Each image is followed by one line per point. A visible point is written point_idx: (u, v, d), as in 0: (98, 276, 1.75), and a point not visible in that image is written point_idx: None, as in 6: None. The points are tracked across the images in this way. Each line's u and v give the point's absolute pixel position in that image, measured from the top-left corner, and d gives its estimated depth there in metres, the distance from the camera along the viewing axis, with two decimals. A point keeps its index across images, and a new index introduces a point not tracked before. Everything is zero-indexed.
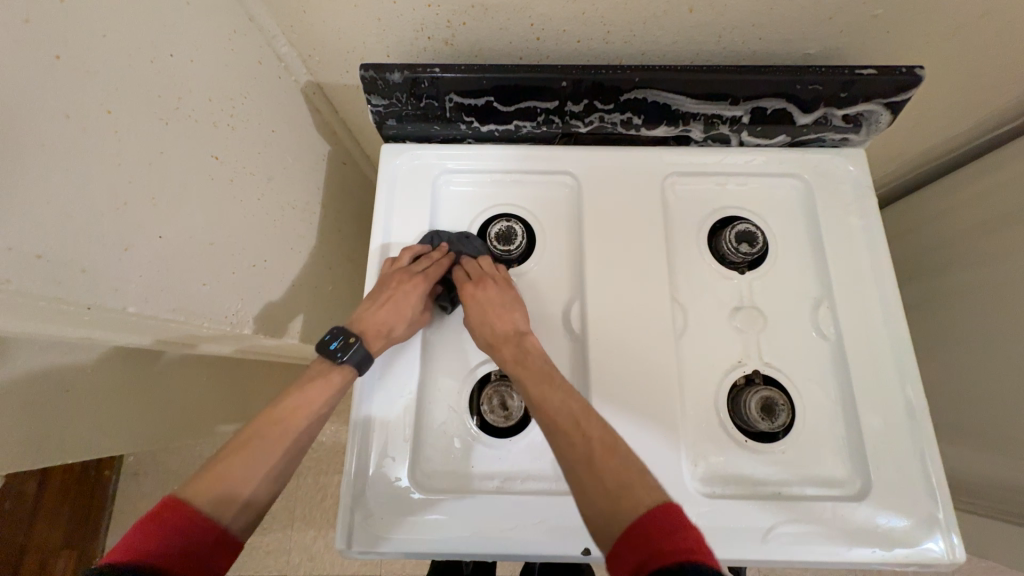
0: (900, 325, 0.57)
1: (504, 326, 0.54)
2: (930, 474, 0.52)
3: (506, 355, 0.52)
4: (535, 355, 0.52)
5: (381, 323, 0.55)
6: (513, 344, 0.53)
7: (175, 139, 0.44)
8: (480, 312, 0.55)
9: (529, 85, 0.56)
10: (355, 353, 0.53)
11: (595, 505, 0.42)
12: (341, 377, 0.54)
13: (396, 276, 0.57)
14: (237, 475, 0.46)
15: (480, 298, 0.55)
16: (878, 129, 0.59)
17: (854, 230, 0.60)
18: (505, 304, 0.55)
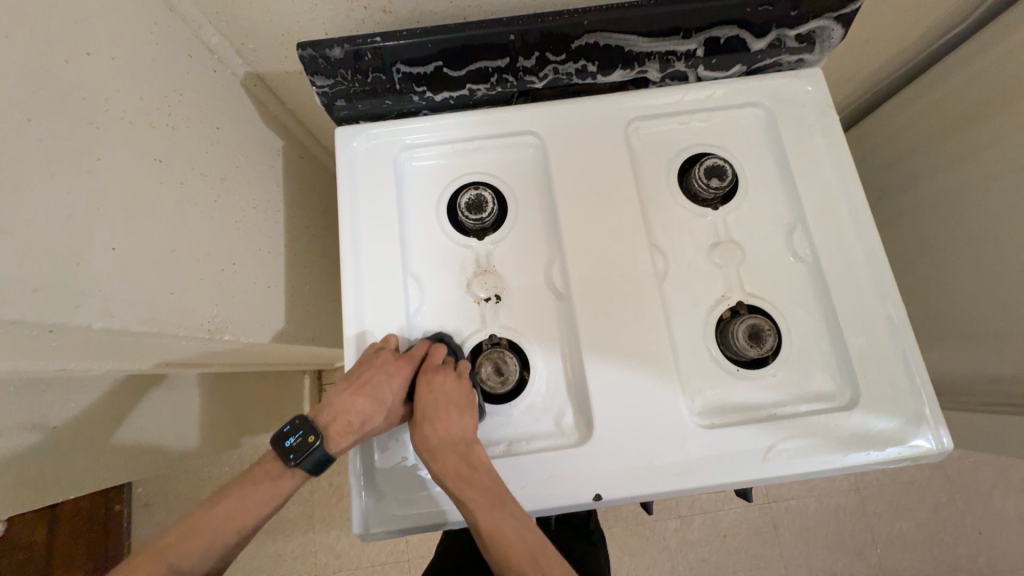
0: (873, 237, 0.58)
1: (450, 430, 0.52)
2: (914, 374, 0.54)
3: (448, 469, 0.50)
4: (483, 467, 0.50)
5: (349, 420, 0.52)
6: (459, 452, 0.51)
7: (111, 143, 0.42)
8: (428, 421, 0.52)
9: (477, 42, 0.54)
10: (313, 454, 0.52)
11: None
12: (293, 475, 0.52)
13: (378, 370, 0.53)
14: (186, 548, 0.49)
15: (428, 405, 0.52)
16: (831, 45, 0.59)
17: (819, 150, 0.60)
18: (455, 408, 0.52)
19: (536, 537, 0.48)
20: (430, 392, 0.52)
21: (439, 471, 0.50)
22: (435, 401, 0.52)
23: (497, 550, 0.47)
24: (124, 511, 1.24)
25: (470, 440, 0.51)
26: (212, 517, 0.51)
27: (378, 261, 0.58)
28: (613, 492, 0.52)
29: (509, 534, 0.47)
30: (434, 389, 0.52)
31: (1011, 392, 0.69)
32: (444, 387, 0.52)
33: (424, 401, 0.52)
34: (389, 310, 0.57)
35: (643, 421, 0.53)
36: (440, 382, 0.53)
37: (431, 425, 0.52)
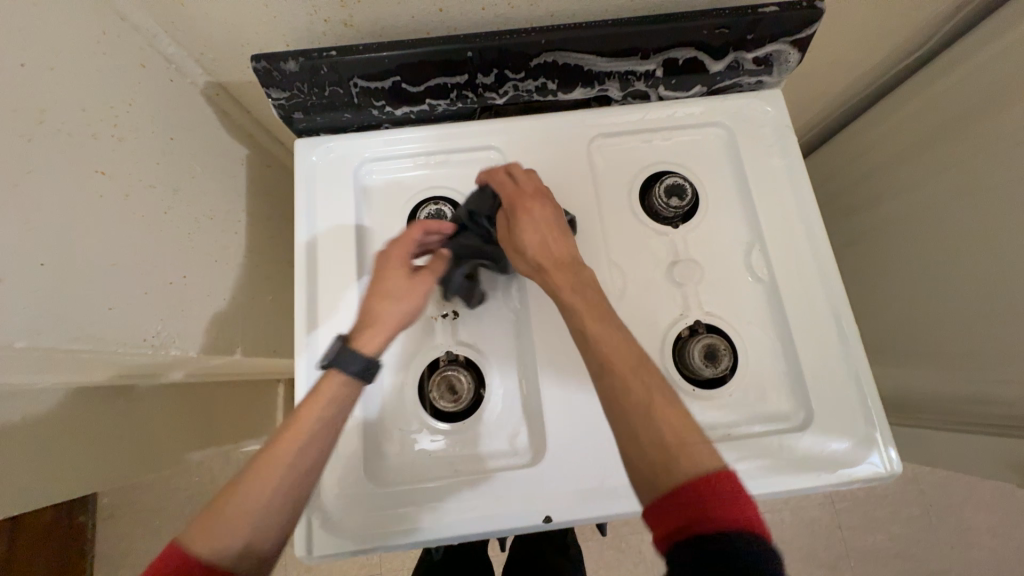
0: (828, 257, 0.58)
1: (556, 250, 0.50)
2: (864, 395, 0.55)
3: (559, 280, 0.48)
4: (590, 283, 0.48)
5: (370, 319, 0.49)
6: (570, 268, 0.49)
7: (47, 156, 0.41)
8: (535, 241, 0.50)
9: (434, 59, 0.54)
10: (352, 359, 0.46)
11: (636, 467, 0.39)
12: (326, 385, 0.45)
13: (381, 265, 0.51)
14: (234, 519, 0.40)
15: (529, 225, 0.50)
16: (789, 68, 0.60)
17: (778, 171, 0.61)
18: (557, 234, 0.50)
19: (662, 388, 0.41)
20: (531, 216, 0.51)
21: (561, 289, 0.47)
22: (537, 226, 0.50)
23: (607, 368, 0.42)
24: (87, 521, 1.21)
25: (577, 259, 0.50)
26: (263, 477, 0.41)
27: (335, 275, 0.58)
28: (563, 513, 0.51)
29: (609, 343, 0.43)
30: (535, 213, 0.51)
31: (966, 410, 0.70)
32: (544, 211, 0.51)
33: (524, 226, 0.50)
34: (344, 324, 0.57)
35: (597, 441, 0.53)
36: (538, 206, 0.51)
37: (533, 247, 0.50)
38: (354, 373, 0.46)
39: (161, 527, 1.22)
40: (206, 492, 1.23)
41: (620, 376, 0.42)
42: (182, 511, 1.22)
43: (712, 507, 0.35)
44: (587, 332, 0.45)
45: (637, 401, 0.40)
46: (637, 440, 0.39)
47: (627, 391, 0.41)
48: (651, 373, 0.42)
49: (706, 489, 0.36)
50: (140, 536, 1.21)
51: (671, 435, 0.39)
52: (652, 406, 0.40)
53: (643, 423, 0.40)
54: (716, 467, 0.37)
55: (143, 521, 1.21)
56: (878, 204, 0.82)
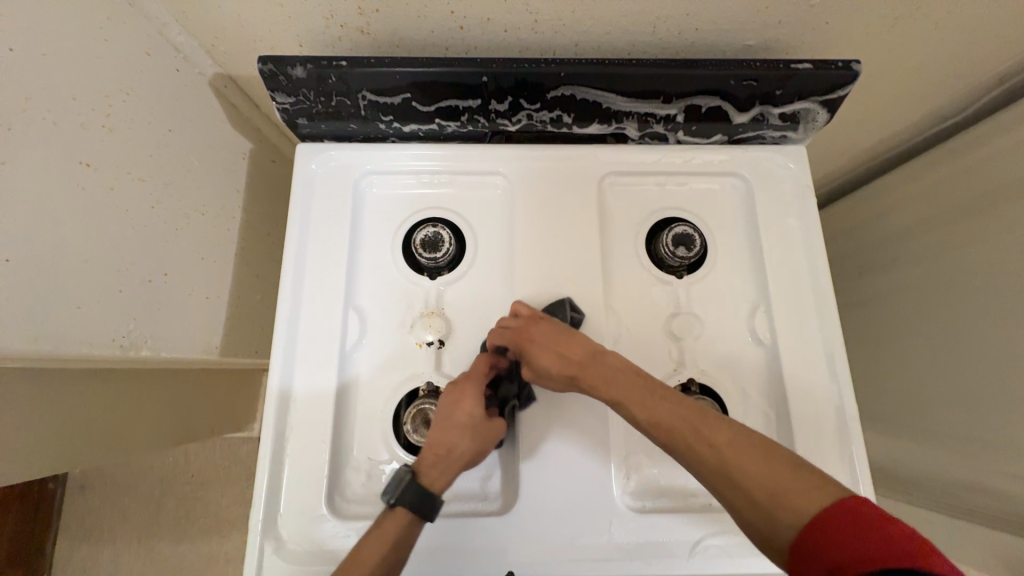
0: (835, 328, 0.56)
1: (575, 360, 0.47)
2: (854, 479, 0.52)
3: (594, 381, 0.46)
4: (628, 371, 0.46)
5: (438, 451, 0.48)
6: (596, 367, 0.46)
7: (25, 145, 0.39)
8: (552, 355, 0.48)
9: (447, 80, 0.51)
10: (410, 495, 0.46)
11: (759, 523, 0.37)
12: (392, 521, 0.45)
13: (451, 396, 0.50)
14: None
15: (538, 345, 0.49)
16: (816, 127, 0.57)
17: (792, 230, 0.59)
18: (564, 337, 0.48)
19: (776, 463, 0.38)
20: (536, 332, 0.49)
21: (609, 393, 0.45)
22: (545, 338, 0.48)
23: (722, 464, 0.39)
24: (57, 491, 1.20)
25: (599, 352, 0.47)
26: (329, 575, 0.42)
27: (321, 289, 0.56)
28: (527, 570, 0.48)
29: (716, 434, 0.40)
30: (540, 330, 0.49)
31: (957, 496, 0.68)
32: (547, 324, 0.49)
33: (535, 350, 0.48)
34: (325, 342, 0.55)
35: (570, 497, 0.51)
36: (539, 324, 0.50)
37: (552, 364, 0.48)
38: (410, 509, 0.45)
39: (129, 504, 1.20)
40: (179, 474, 1.21)
41: (719, 473, 0.39)
42: (152, 490, 1.21)
43: (854, 540, 0.32)
44: (665, 426, 0.42)
45: (758, 492, 0.37)
46: (767, 530, 0.36)
47: (742, 478, 0.38)
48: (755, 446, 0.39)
49: (841, 523, 0.33)
50: (107, 510, 1.20)
51: (801, 497, 0.36)
52: (767, 500, 0.37)
53: (774, 507, 0.36)
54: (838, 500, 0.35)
55: (113, 496, 1.20)
56: (892, 268, 0.79)
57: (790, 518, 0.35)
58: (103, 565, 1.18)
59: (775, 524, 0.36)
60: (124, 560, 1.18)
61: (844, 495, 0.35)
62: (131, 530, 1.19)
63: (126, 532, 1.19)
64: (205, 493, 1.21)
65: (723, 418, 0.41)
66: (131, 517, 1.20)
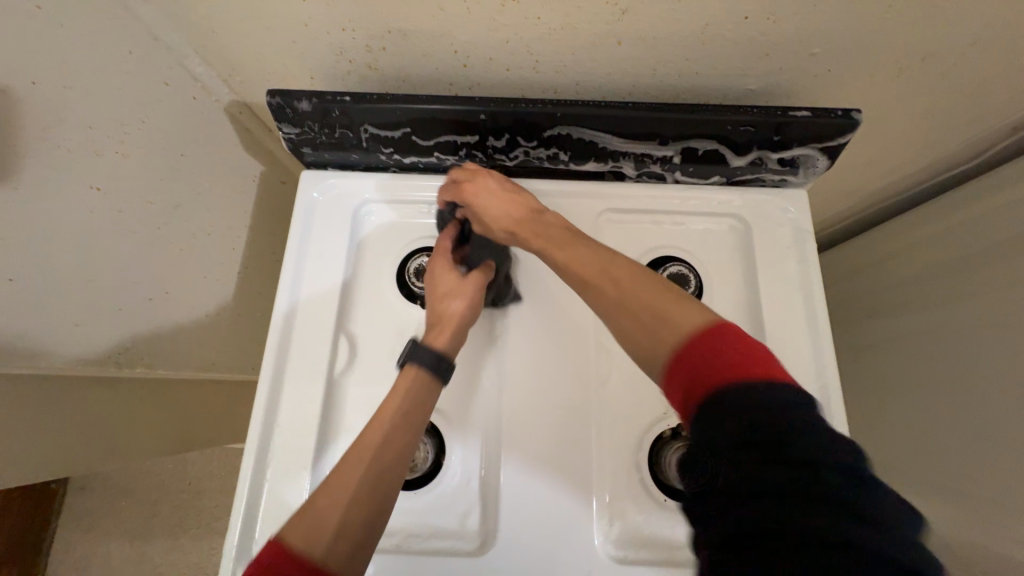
0: (832, 379, 0.54)
1: (501, 212, 0.49)
2: None
3: (525, 229, 0.48)
4: (555, 224, 0.47)
5: (437, 317, 0.50)
6: (525, 213, 0.48)
7: (37, 172, 0.42)
8: (493, 214, 0.49)
9: (446, 117, 0.53)
10: (420, 354, 0.47)
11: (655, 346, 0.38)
12: (405, 376, 0.47)
13: (431, 275, 0.53)
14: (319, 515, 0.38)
15: (484, 197, 0.50)
16: (816, 173, 0.57)
17: (790, 276, 0.57)
18: (507, 194, 0.50)
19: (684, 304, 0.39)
20: (483, 186, 0.50)
21: (535, 243, 0.47)
22: (492, 192, 0.50)
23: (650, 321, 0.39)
24: (59, 489, 1.21)
25: (530, 202, 0.49)
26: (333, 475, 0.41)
27: (314, 313, 0.56)
28: None
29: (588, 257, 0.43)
30: (483, 184, 0.50)
31: None
32: (479, 177, 0.51)
33: (479, 202, 0.50)
34: (314, 366, 0.55)
35: (549, 543, 0.49)
36: (474, 182, 0.51)
37: (495, 219, 0.49)
38: (420, 367, 0.47)
39: (125, 508, 1.21)
40: (176, 480, 1.22)
41: (613, 302, 0.41)
42: (147, 495, 1.22)
43: (717, 365, 0.35)
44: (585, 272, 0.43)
45: (649, 319, 0.39)
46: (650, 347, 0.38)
47: (633, 305, 0.40)
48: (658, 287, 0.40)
49: (712, 344, 0.35)
50: (103, 513, 1.21)
51: (673, 323, 0.38)
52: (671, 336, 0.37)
53: (667, 333, 0.38)
54: (708, 322, 0.37)
55: (110, 498, 1.22)
56: (900, 313, 0.77)
57: (661, 341, 0.38)
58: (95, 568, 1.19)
59: (658, 339, 0.38)
60: (115, 564, 1.19)
61: (711, 319, 0.37)
62: (124, 534, 1.20)
63: (119, 535, 1.20)
64: (199, 502, 1.21)
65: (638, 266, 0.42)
66: (125, 521, 1.21)
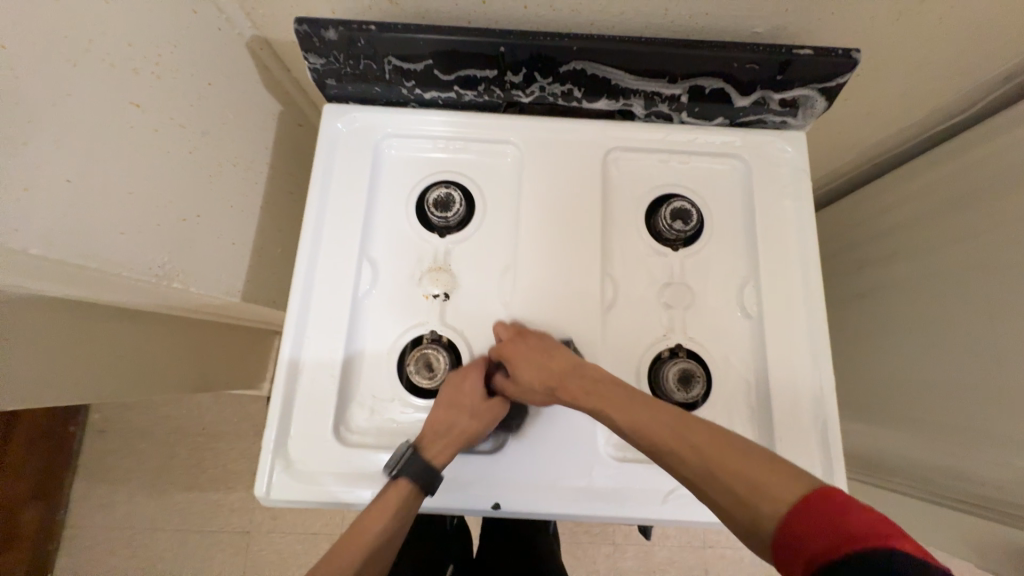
0: (819, 307, 0.59)
1: (556, 362, 0.51)
2: (826, 447, 0.55)
3: (571, 390, 0.50)
4: (604, 381, 0.49)
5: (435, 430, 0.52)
6: (573, 374, 0.50)
7: (85, 82, 0.44)
8: (535, 366, 0.52)
9: (467, 51, 0.55)
10: (409, 466, 0.50)
11: (732, 510, 0.39)
12: (395, 489, 0.50)
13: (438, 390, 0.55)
14: None
15: (522, 352, 0.53)
16: (814, 114, 0.60)
17: (786, 212, 0.61)
18: (545, 352, 0.52)
19: (746, 458, 0.40)
20: (520, 341, 0.54)
21: (585, 400, 0.49)
22: (529, 351, 0.53)
23: (728, 481, 0.40)
24: (77, 433, 1.28)
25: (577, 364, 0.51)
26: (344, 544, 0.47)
27: (339, 239, 0.60)
28: (512, 504, 0.53)
29: (685, 433, 0.43)
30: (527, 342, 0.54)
31: (933, 481, 0.70)
32: (533, 337, 0.54)
33: (517, 362, 0.52)
34: (339, 289, 0.59)
35: (556, 444, 0.55)
36: (526, 336, 0.54)
37: (534, 373, 0.52)
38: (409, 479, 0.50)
39: (144, 450, 1.27)
40: (192, 425, 1.28)
41: (703, 474, 0.41)
42: (166, 439, 1.28)
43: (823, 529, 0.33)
44: (647, 434, 0.45)
45: (749, 494, 0.38)
46: (747, 527, 0.38)
47: (726, 472, 0.40)
48: (742, 453, 0.41)
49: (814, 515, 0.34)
50: (124, 455, 1.27)
51: (775, 497, 0.37)
52: (748, 495, 0.38)
53: (755, 499, 0.38)
54: (814, 489, 0.36)
55: (129, 441, 1.27)
56: (889, 262, 0.81)
57: (767, 511, 0.37)
58: (117, 505, 1.25)
59: (759, 518, 0.37)
60: (136, 502, 1.25)
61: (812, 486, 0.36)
62: (144, 474, 1.26)
63: (139, 477, 1.26)
64: (215, 445, 1.27)
65: (717, 428, 0.43)
66: (145, 462, 1.27)
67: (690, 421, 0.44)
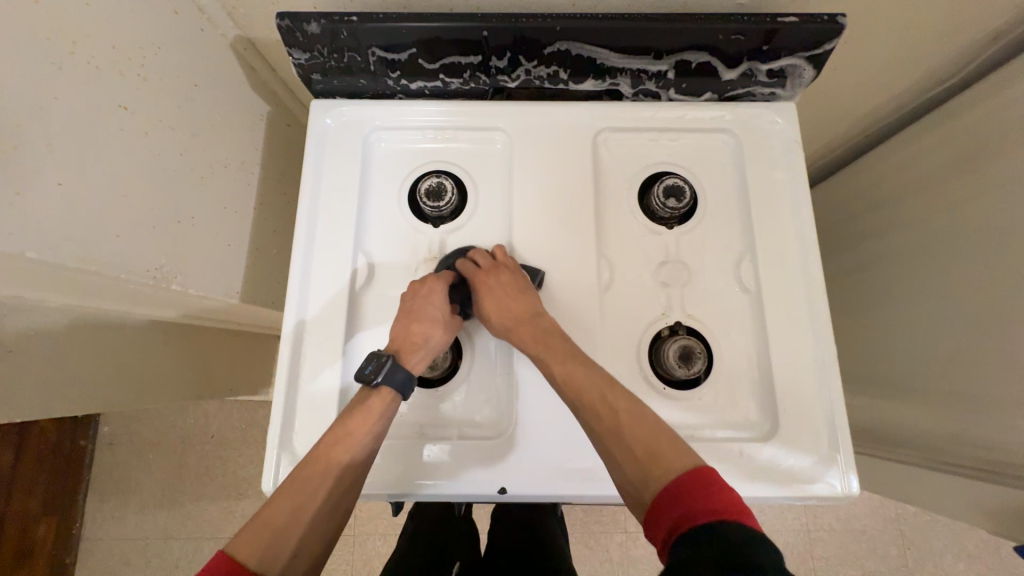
0: (816, 278, 0.58)
1: (519, 306, 0.54)
2: (831, 416, 0.55)
3: (526, 337, 0.53)
4: (556, 334, 0.52)
5: (413, 341, 0.53)
6: (530, 323, 0.53)
7: (72, 85, 0.44)
8: (495, 305, 0.54)
9: (450, 37, 0.55)
10: (391, 373, 0.50)
11: (627, 467, 0.45)
12: (379, 399, 0.50)
13: (406, 294, 0.56)
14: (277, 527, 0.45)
15: (491, 289, 0.55)
16: (803, 83, 0.60)
17: (779, 184, 0.61)
18: (514, 292, 0.54)
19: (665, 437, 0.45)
20: (492, 277, 0.55)
21: (535, 349, 0.52)
22: (498, 287, 0.55)
23: (643, 453, 0.44)
24: (87, 447, 1.28)
25: (538, 311, 0.54)
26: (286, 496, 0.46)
27: (333, 233, 0.60)
28: (519, 487, 0.53)
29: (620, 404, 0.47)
30: (497, 277, 0.55)
31: (941, 448, 0.70)
32: (504, 274, 0.55)
33: (485, 295, 0.55)
34: (336, 282, 0.59)
35: (561, 427, 0.55)
36: (498, 272, 0.56)
37: (495, 310, 0.54)
38: (394, 386, 0.50)
39: (154, 461, 1.28)
40: (200, 433, 1.29)
41: (611, 429, 0.46)
42: (175, 449, 1.28)
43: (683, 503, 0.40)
44: (575, 387, 0.49)
45: (644, 453, 0.44)
46: (639, 482, 0.44)
47: (635, 438, 0.45)
48: (646, 420, 0.47)
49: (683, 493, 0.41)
50: (133, 466, 1.28)
51: (664, 459, 0.43)
52: (642, 458, 0.44)
53: (649, 466, 0.43)
54: (693, 467, 0.42)
55: (138, 452, 1.28)
56: (887, 232, 0.81)
57: (658, 476, 0.43)
58: (129, 517, 1.26)
59: (648, 477, 0.43)
60: (148, 513, 1.26)
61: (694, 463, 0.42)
62: (155, 485, 1.27)
63: (150, 487, 1.27)
64: (223, 452, 1.28)
65: (632, 396, 0.48)
66: (155, 473, 1.27)
67: (613, 386, 0.49)
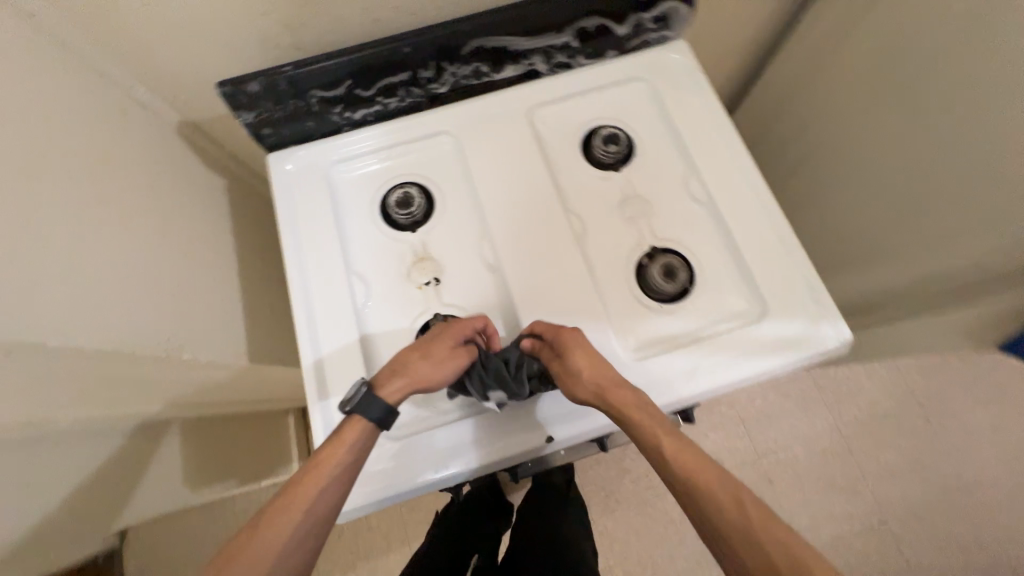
0: (753, 173, 0.66)
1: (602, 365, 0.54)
2: (811, 283, 0.61)
3: (621, 401, 0.52)
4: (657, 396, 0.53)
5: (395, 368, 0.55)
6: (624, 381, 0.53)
7: (44, 193, 0.46)
8: (588, 370, 0.53)
9: (378, 63, 0.61)
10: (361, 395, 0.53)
11: (725, 547, 0.45)
12: (351, 429, 0.52)
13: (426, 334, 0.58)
14: (255, 545, 0.48)
15: (577, 357, 0.53)
16: (685, 21, 0.69)
17: (695, 106, 0.69)
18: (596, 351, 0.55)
19: (766, 513, 0.45)
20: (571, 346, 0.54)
21: (641, 414, 0.51)
22: (581, 347, 0.54)
23: (744, 535, 0.45)
24: None
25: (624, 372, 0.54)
26: (252, 548, 0.48)
27: (323, 264, 0.64)
28: (563, 431, 0.57)
29: (719, 480, 0.47)
30: (578, 343, 0.54)
31: (909, 297, 0.78)
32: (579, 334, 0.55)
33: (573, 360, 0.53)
34: (337, 306, 0.62)
35: None
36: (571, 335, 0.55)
37: (587, 373, 0.53)
38: (364, 414, 0.52)
39: None
40: None
41: (711, 509, 0.46)
42: None
43: None
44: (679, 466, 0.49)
45: (746, 540, 0.44)
46: (743, 571, 0.44)
47: (733, 519, 0.45)
48: (751, 503, 0.46)
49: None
50: None
51: (764, 547, 0.44)
52: (745, 545, 0.44)
53: (753, 552, 0.44)
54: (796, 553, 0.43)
55: None
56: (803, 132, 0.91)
57: (758, 564, 0.43)
58: None
59: (750, 564, 0.44)
60: None
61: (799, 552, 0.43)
62: None
63: None
64: None
65: (730, 474, 0.48)
66: None
67: (720, 474, 0.48)
